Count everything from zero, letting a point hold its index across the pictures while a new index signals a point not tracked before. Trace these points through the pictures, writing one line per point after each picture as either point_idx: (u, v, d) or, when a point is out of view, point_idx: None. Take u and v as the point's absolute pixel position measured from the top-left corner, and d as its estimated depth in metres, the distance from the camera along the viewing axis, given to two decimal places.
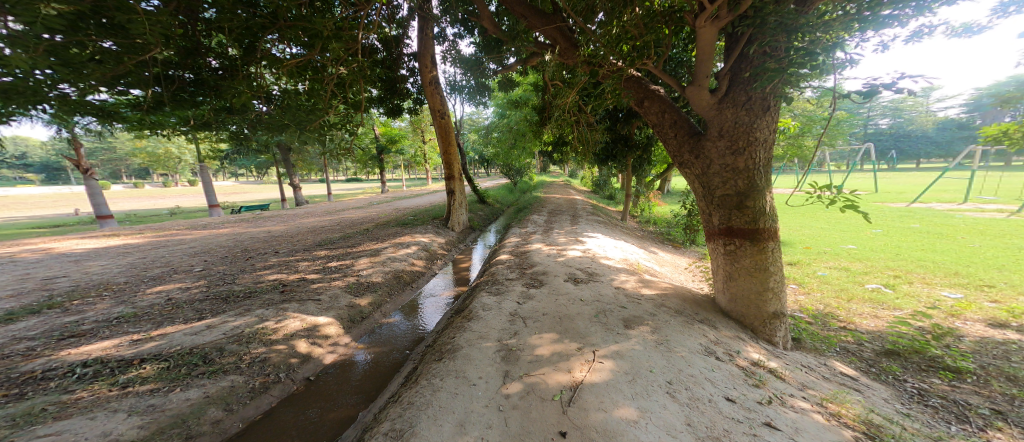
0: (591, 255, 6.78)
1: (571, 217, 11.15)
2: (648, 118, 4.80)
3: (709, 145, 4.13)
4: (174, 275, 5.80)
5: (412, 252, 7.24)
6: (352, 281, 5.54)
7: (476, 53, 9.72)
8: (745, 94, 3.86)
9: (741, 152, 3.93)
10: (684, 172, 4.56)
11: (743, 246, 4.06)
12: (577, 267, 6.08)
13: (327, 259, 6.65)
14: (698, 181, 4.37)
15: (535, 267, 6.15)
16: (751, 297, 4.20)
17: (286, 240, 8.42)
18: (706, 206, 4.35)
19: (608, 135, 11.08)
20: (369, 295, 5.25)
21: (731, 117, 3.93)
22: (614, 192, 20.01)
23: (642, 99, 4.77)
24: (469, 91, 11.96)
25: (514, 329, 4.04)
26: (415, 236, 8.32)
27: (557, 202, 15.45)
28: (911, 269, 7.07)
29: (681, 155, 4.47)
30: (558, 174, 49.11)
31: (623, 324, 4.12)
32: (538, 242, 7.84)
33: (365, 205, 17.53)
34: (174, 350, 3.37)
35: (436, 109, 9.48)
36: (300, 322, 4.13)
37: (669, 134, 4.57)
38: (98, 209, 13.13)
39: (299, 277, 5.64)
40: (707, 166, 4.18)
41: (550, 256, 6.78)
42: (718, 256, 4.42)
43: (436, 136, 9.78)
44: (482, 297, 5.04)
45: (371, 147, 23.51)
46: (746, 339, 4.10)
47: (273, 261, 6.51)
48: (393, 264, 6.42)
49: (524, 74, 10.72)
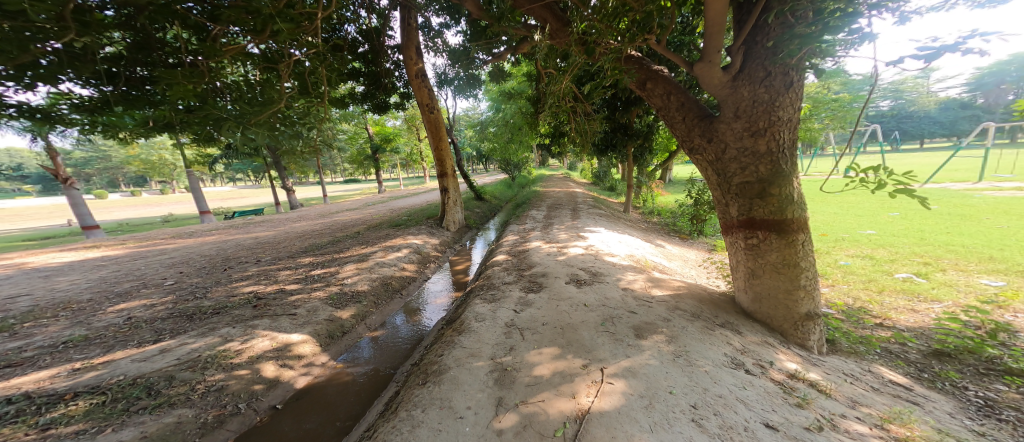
0: (594, 252, 6.32)
1: (572, 211, 10.66)
2: (651, 101, 4.31)
3: (723, 128, 3.60)
4: (143, 290, 5.30)
5: (403, 256, 6.76)
6: (335, 291, 5.07)
7: (464, 43, 9.19)
8: (763, 69, 3.31)
9: (762, 134, 3.39)
10: (695, 159, 4.07)
11: (768, 240, 3.54)
12: (579, 267, 5.59)
13: (311, 266, 6.18)
14: (710, 169, 3.86)
15: (534, 268, 5.68)
16: (779, 296, 3.72)
17: (271, 247, 7.96)
18: (722, 195, 3.83)
19: (607, 125, 10.56)
20: (353, 306, 4.78)
21: (747, 97, 3.40)
22: (615, 183, 19.53)
23: (643, 81, 4.27)
24: (458, 84, 11.39)
25: (509, 343, 3.59)
26: (407, 238, 7.86)
27: (556, 195, 14.93)
28: (940, 255, 6.59)
29: (690, 141, 3.97)
30: (556, 168, 48.50)
31: (633, 333, 3.68)
32: (538, 240, 7.34)
33: (361, 206, 17.08)
34: (114, 381, 2.91)
35: (424, 104, 8.98)
36: (269, 342, 3.68)
37: (675, 118, 4.06)
38: (82, 220, 12.68)
39: (278, 287, 5.16)
40: (722, 150, 3.65)
41: (550, 254, 6.30)
42: (738, 251, 3.92)
43: (426, 131, 9.30)
44: (475, 305, 4.57)
45: (364, 146, 23.05)
46: (775, 345, 3.64)
47: (252, 271, 6.02)
48: (381, 270, 5.94)
49: (517, 62, 10.17)
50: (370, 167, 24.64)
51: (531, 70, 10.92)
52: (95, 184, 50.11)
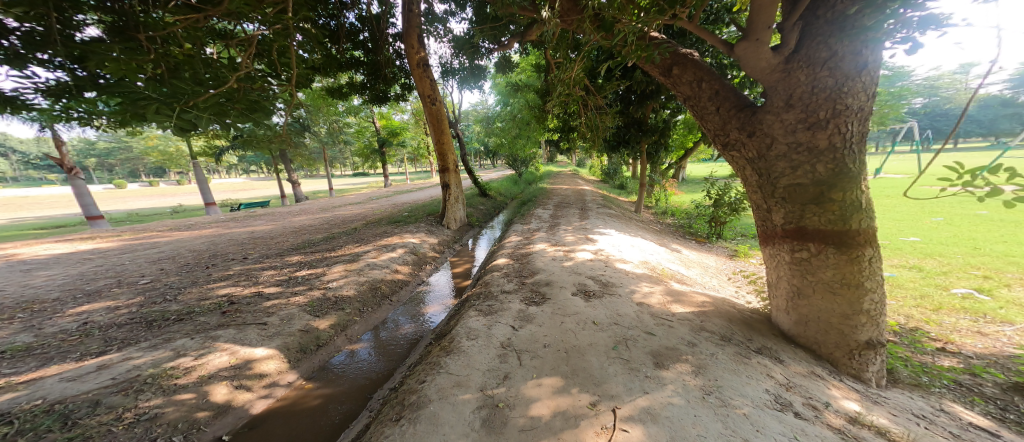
0: (604, 258, 5.71)
1: (580, 210, 10.04)
2: (676, 90, 3.66)
3: (770, 119, 2.95)
4: (113, 289, 4.89)
5: (396, 257, 6.25)
6: (316, 296, 4.59)
7: (469, 32, 8.63)
8: (827, 46, 2.64)
9: (822, 127, 2.73)
10: (728, 157, 3.42)
11: (823, 255, 2.90)
12: (588, 275, 5.01)
13: (297, 266, 5.69)
14: (749, 168, 3.21)
15: (537, 276, 5.12)
16: (832, 320, 3.07)
17: (262, 243, 7.54)
18: (763, 199, 3.18)
19: (620, 120, 9.87)
20: (334, 314, 4.29)
21: (804, 82, 2.76)
22: (625, 181, 18.81)
23: (668, 66, 3.63)
24: (463, 75, 10.81)
25: (503, 371, 3.06)
26: (404, 237, 7.37)
27: (564, 193, 14.28)
28: (1002, 268, 5.77)
29: (724, 135, 3.32)
30: (566, 165, 47.78)
31: (651, 361, 3.10)
32: (543, 242, 6.76)
33: (365, 200, 16.73)
34: (29, 407, 2.47)
35: (425, 94, 8.45)
36: (227, 357, 3.21)
37: (706, 108, 3.40)
38: (86, 210, 12.52)
39: (256, 289, 4.69)
40: (767, 146, 3.01)
41: (555, 259, 5.73)
42: (779, 265, 3.27)
43: (427, 124, 8.76)
44: (469, 319, 4.06)
45: (371, 140, 22.86)
46: (824, 377, 3.00)
47: (234, 270, 5.57)
48: (371, 273, 5.45)
49: (527, 51, 9.54)
50: (377, 160, 24.38)
51: (540, 61, 10.30)
52: (115, 173, 51.19)
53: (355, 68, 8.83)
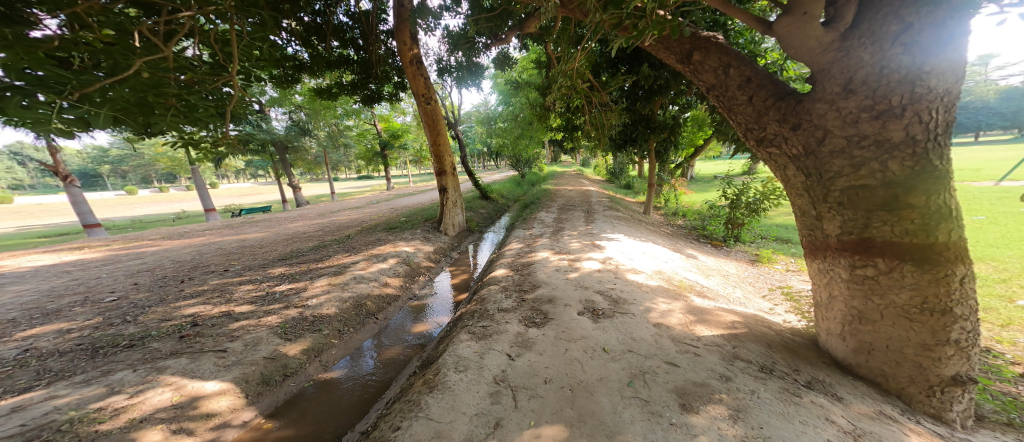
0: (612, 268, 5.17)
1: (585, 213, 9.47)
2: (699, 79, 3.23)
3: (822, 108, 2.45)
4: (76, 307, 4.44)
5: (387, 268, 5.76)
6: (292, 315, 4.11)
7: (465, 27, 8.23)
8: (898, 18, 2.09)
9: (895, 116, 2.19)
10: (765, 155, 2.95)
11: (895, 273, 2.40)
12: (596, 290, 4.46)
13: (278, 278, 5.19)
14: (795, 169, 2.74)
15: (539, 290, 4.60)
16: (906, 349, 2.51)
17: (250, 252, 7.10)
18: (815, 203, 2.69)
19: (626, 118, 9.30)
20: (308, 337, 3.80)
21: (867, 62, 2.23)
22: (631, 181, 18.19)
23: (688, 52, 3.21)
24: (459, 75, 10.37)
25: (496, 416, 2.57)
26: (397, 245, 6.89)
27: (569, 195, 13.70)
28: None
29: (759, 129, 2.83)
30: (569, 165, 47.23)
31: (674, 404, 2.55)
32: (546, 250, 6.22)
33: (365, 205, 16.36)
34: None
35: (420, 93, 8.05)
36: (170, 395, 2.74)
37: (736, 97, 2.93)
38: (84, 218, 12.04)
39: (227, 308, 4.21)
40: (816, 141, 2.52)
41: (559, 270, 5.19)
42: (835, 281, 2.76)
43: (423, 125, 8.36)
44: (460, 344, 3.57)
45: (373, 143, 22.66)
46: (896, 417, 2.42)
47: (211, 283, 5.11)
48: (356, 288, 4.95)
49: (527, 46, 9.09)
50: (379, 163, 24.11)
51: (541, 57, 9.85)
52: (127, 180, 51.81)
53: (344, 67, 8.45)
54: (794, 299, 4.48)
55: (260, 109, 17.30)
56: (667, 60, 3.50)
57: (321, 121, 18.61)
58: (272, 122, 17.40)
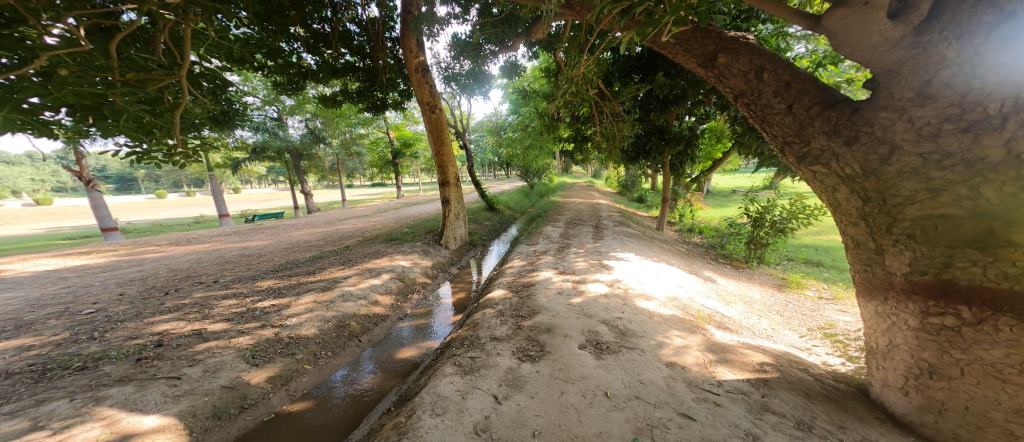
0: (621, 292, 4.70)
1: (595, 228, 8.99)
2: (726, 84, 3.11)
3: (889, 118, 2.14)
4: (51, 319, 4.24)
5: (379, 285, 5.42)
6: (266, 336, 3.80)
7: (471, 35, 8.02)
8: (995, 7, 1.81)
9: (992, 128, 1.81)
10: (809, 175, 2.65)
11: (986, 325, 1.95)
12: (601, 319, 3.99)
13: (264, 292, 4.90)
14: (849, 192, 2.41)
15: (537, 317, 4.17)
16: (993, 414, 2.00)
17: (246, 261, 6.90)
18: (877, 234, 2.32)
19: (639, 129, 8.81)
20: (277, 362, 3.46)
21: (952, 61, 1.91)
22: (644, 193, 17.57)
23: (712, 54, 3.17)
24: (464, 82, 10.17)
25: None
26: (394, 258, 6.57)
27: (579, 208, 13.21)
28: None
29: (801, 143, 2.59)
30: (581, 175, 46.70)
31: None
32: (549, 269, 5.76)
33: (373, 213, 16.28)
34: None
35: (425, 102, 7.85)
36: (99, 432, 2.42)
37: (772, 106, 2.74)
38: (102, 222, 12.21)
39: (200, 325, 3.92)
40: (878, 156, 2.21)
41: (561, 293, 4.74)
42: (900, 327, 2.32)
43: (427, 134, 8.12)
44: (444, 377, 3.18)
45: (386, 151, 22.85)
46: None
47: (195, 295, 4.86)
48: (342, 307, 4.60)
49: (536, 53, 8.81)
50: (391, 171, 24.23)
51: (552, 65, 9.54)
52: (159, 184, 54.14)
53: (350, 74, 8.29)
54: (832, 337, 3.90)
55: (277, 117, 17.60)
56: (689, 63, 3.46)
57: (335, 129, 18.82)
58: (288, 130, 17.66)
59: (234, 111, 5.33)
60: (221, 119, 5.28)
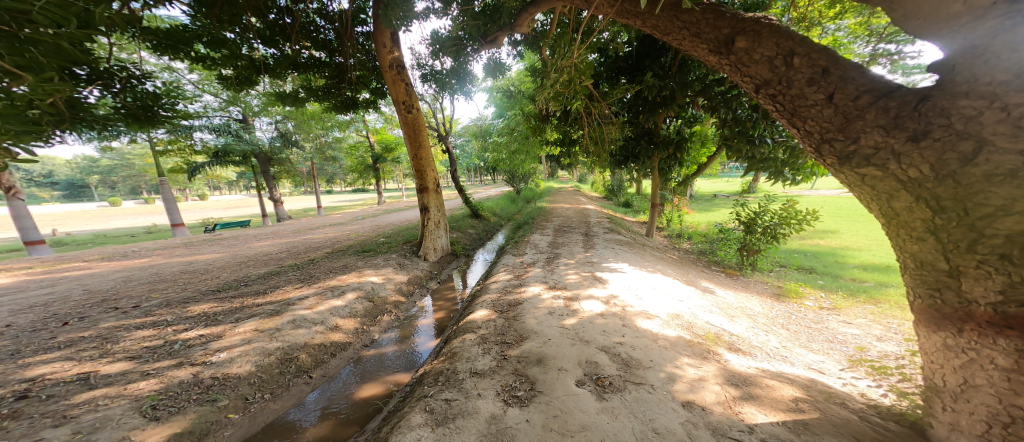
0: (619, 311, 4.16)
1: (584, 235, 8.52)
2: (745, 72, 2.61)
3: (972, 107, 1.67)
4: None
5: (341, 306, 4.66)
6: (180, 380, 3.06)
7: (451, 29, 7.42)
8: None
9: None
10: (855, 179, 2.15)
11: None
12: (600, 346, 3.42)
13: (195, 319, 4.08)
14: (913, 199, 1.93)
15: (525, 344, 3.56)
16: None
17: (186, 278, 5.97)
18: (953, 251, 1.85)
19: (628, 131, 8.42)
20: (185, 416, 2.76)
21: None
22: (631, 199, 17.39)
23: (728, 38, 2.68)
24: (444, 79, 9.50)
25: None
26: (363, 273, 5.82)
27: (567, 214, 12.74)
28: None
29: (847, 140, 2.08)
30: (566, 181, 46.73)
31: None
32: (538, 284, 5.17)
33: (349, 221, 15.29)
34: None
35: (401, 100, 7.17)
36: None
37: (806, 96, 2.24)
38: (25, 234, 10.73)
39: (92, 366, 3.12)
40: (956, 154, 1.72)
41: (552, 313, 4.16)
42: (981, 365, 1.84)
43: (403, 135, 7.43)
44: (412, 431, 2.53)
45: (366, 156, 22.02)
46: None
47: (105, 323, 4.00)
48: (290, 335, 3.86)
49: (520, 52, 8.32)
50: (371, 176, 23.22)
51: (538, 65, 9.07)
52: (116, 191, 50.31)
53: (315, 71, 7.47)
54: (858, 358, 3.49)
55: (243, 119, 16.37)
56: (699, 52, 2.98)
57: (308, 132, 17.72)
58: (256, 132, 16.49)
59: (162, 105, 4.41)
60: (140, 115, 4.31)
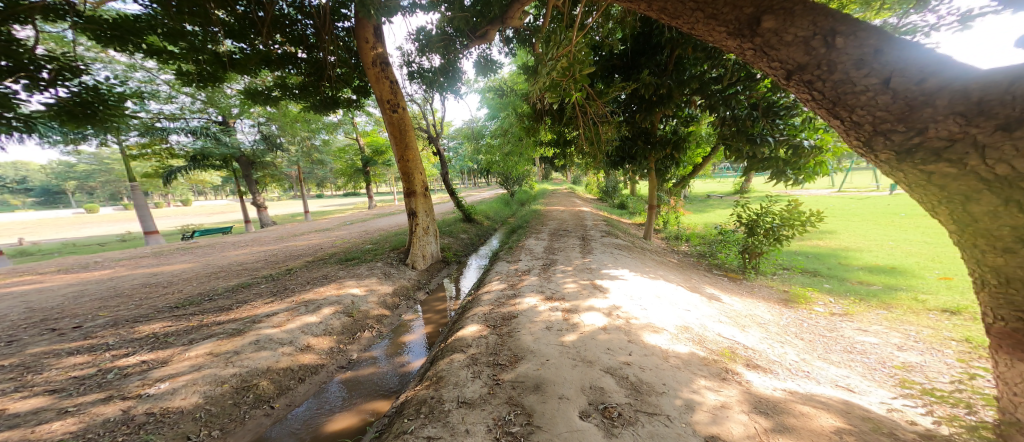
0: (625, 324, 3.78)
1: (581, 239, 8.14)
2: (773, 57, 2.32)
3: None
4: None
5: (314, 323, 4.17)
6: (105, 418, 2.58)
7: (438, 25, 7.02)
8: None
9: None
10: (919, 178, 2.01)
11: None
12: (605, 368, 3.01)
13: (141, 341, 3.57)
14: (1002, 202, 1.76)
15: (521, 365, 3.14)
16: None
17: (145, 292, 5.41)
18: None
19: (624, 131, 8.11)
20: None
21: None
22: (626, 200, 17.11)
23: (752, 18, 2.30)
24: (432, 78, 8.99)
25: None
26: (343, 285, 5.34)
27: (562, 217, 12.33)
28: None
29: (909, 131, 1.91)
30: (560, 183, 46.58)
31: None
32: (534, 294, 4.74)
33: (337, 226, 14.74)
34: None
35: (385, 98, 6.69)
36: None
37: (854, 81, 2.02)
38: None
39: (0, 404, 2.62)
40: None
41: (550, 328, 3.74)
42: None
43: (388, 136, 6.95)
44: None
45: (356, 159, 21.51)
46: None
47: (32, 349, 3.45)
48: (250, 359, 3.38)
49: (511, 49, 7.94)
50: (361, 180, 22.63)
51: (531, 62, 8.68)
52: (93, 197, 48.39)
53: (291, 67, 6.97)
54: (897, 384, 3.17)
55: (222, 121, 15.68)
56: (712, 36, 2.58)
57: (293, 134, 17.07)
58: (238, 134, 15.82)
59: None
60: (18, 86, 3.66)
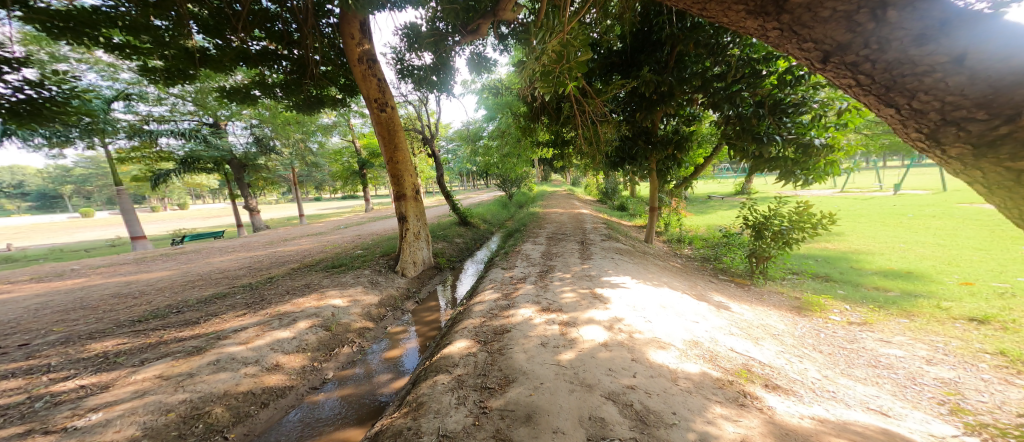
0: (627, 339, 3.40)
1: (580, 244, 7.78)
2: (806, 36, 1.98)
3: None
4: None
5: (287, 339, 3.80)
6: None
7: (429, 20, 6.70)
8: None
9: None
10: (1010, 177, 1.74)
11: None
12: (606, 393, 2.64)
13: (87, 361, 3.21)
14: None
15: (511, 390, 2.77)
16: None
17: (110, 303, 5.05)
18: None
19: (624, 130, 7.77)
20: None
21: None
22: (626, 201, 16.73)
23: None
24: (423, 76, 8.65)
25: None
26: (325, 295, 4.96)
27: (561, 220, 11.97)
28: None
29: (993, 119, 1.63)
30: (560, 185, 46.33)
31: None
32: (529, 305, 4.36)
33: (331, 230, 14.38)
34: None
35: (373, 97, 6.34)
36: None
37: (915, 61, 1.71)
38: None
39: None
40: None
41: (546, 345, 3.37)
42: None
43: (377, 137, 6.61)
44: None
45: (352, 162, 21.20)
46: None
47: None
48: (205, 383, 3.01)
49: (506, 45, 7.61)
50: (357, 183, 22.28)
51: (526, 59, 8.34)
52: (90, 202, 47.99)
53: (272, 64, 6.65)
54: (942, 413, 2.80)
55: (213, 123, 15.35)
56: (727, 17, 2.23)
57: (287, 136, 16.72)
58: (230, 137, 15.49)
59: None
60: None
